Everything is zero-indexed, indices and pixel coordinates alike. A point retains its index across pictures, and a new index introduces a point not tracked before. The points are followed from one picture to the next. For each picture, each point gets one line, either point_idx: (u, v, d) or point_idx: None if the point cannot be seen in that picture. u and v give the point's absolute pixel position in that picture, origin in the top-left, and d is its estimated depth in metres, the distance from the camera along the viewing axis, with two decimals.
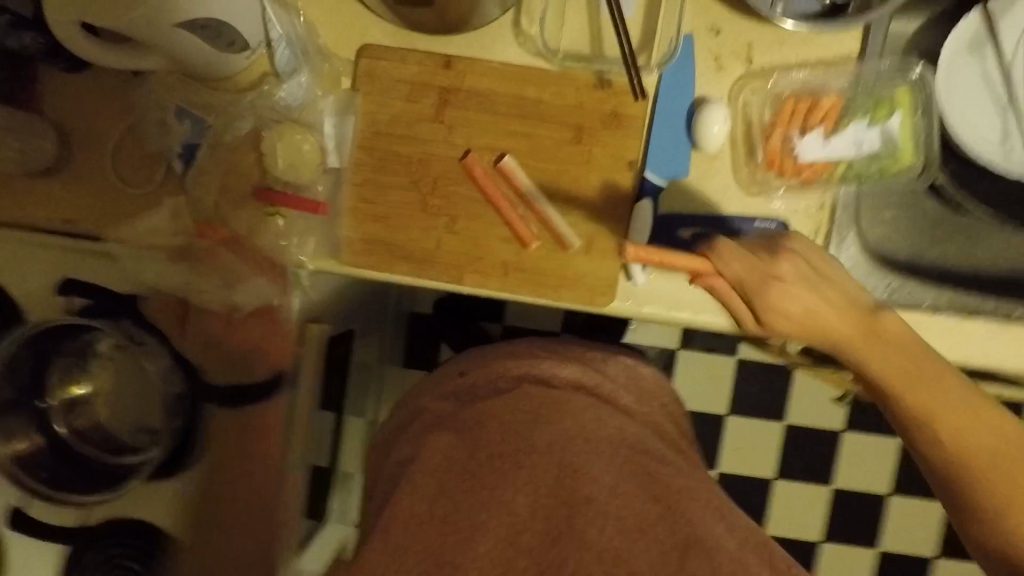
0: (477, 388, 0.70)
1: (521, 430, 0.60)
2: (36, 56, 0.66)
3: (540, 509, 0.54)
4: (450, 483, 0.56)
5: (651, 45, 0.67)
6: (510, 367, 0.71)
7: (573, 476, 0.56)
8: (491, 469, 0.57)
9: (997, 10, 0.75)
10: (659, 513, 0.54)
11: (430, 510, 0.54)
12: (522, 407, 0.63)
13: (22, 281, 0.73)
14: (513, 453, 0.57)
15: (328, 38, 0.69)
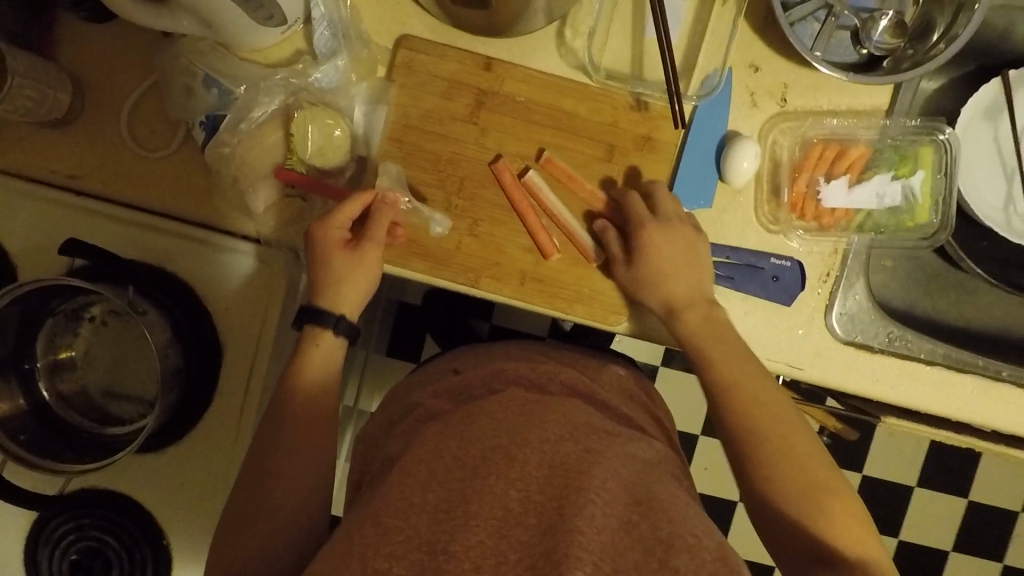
0: (473, 386, 0.70)
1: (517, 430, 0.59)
2: (60, 2, 0.62)
3: (531, 501, 0.53)
4: (436, 473, 0.55)
5: (692, 73, 0.68)
6: (506, 367, 0.73)
7: (565, 473, 0.55)
8: (484, 460, 0.55)
9: (1018, 80, 0.78)
10: (641, 512, 0.54)
11: (413, 498, 0.52)
12: (514, 407, 0.63)
13: (15, 236, 0.68)
14: (502, 443, 0.57)
15: (369, 23, 0.67)
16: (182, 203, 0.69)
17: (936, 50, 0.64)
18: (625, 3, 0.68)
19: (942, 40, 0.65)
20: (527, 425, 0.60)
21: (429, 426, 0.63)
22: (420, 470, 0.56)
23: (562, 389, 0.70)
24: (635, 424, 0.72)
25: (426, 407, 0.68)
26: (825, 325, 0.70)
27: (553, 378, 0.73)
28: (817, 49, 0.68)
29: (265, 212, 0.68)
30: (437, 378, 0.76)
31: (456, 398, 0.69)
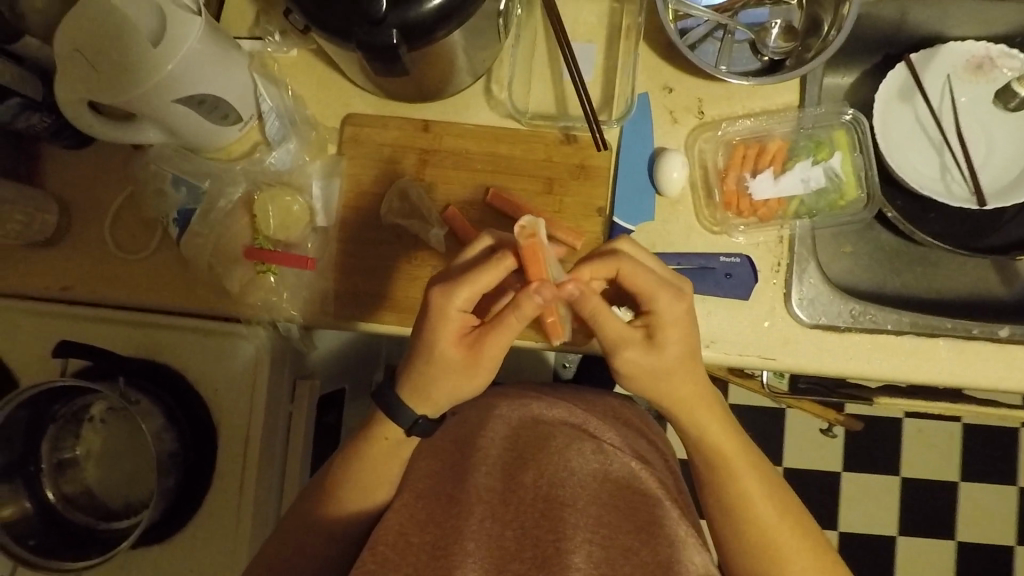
0: (464, 432, 0.74)
1: (510, 473, 0.65)
2: (41, 135, 0.70)
3: (526, 536, 0.59)
4: (429, 512, 0.63)
5: (611, 104, 0.74)
6: (497, 403, 0.77)
7: (559, 506, 0.61)
8: (474, 499, 0.62)
9: (920, 62, 0.83)
10: (639, 541, 0.60)
11: (408, 536, 0.59)
12: (508, 447, 0.69)
13: (15, 349, 0.74)
14: (497, 485, 0.64)
15: (314, 109, 0.75)
16: (167, 296, 0.74)
17: (830, 37, 0.70)
18: (540, 55, 0.76)
19: (834, 25, 0.70)
20: (519, 465, 0.66)
21: (423, 478, 0.69)
22: (415, 513, 0.63)
23: (557, 420, 0.74)
24: (627, 444, 0.74)
25: (427, 454, 0.73)
26: (788, 313, 0.72)
27: (547, 412, 0.75)
28: (722, 64, 0.75)
29: (241, 292, 0.73)
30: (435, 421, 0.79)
31: (457, 442, 0.72)
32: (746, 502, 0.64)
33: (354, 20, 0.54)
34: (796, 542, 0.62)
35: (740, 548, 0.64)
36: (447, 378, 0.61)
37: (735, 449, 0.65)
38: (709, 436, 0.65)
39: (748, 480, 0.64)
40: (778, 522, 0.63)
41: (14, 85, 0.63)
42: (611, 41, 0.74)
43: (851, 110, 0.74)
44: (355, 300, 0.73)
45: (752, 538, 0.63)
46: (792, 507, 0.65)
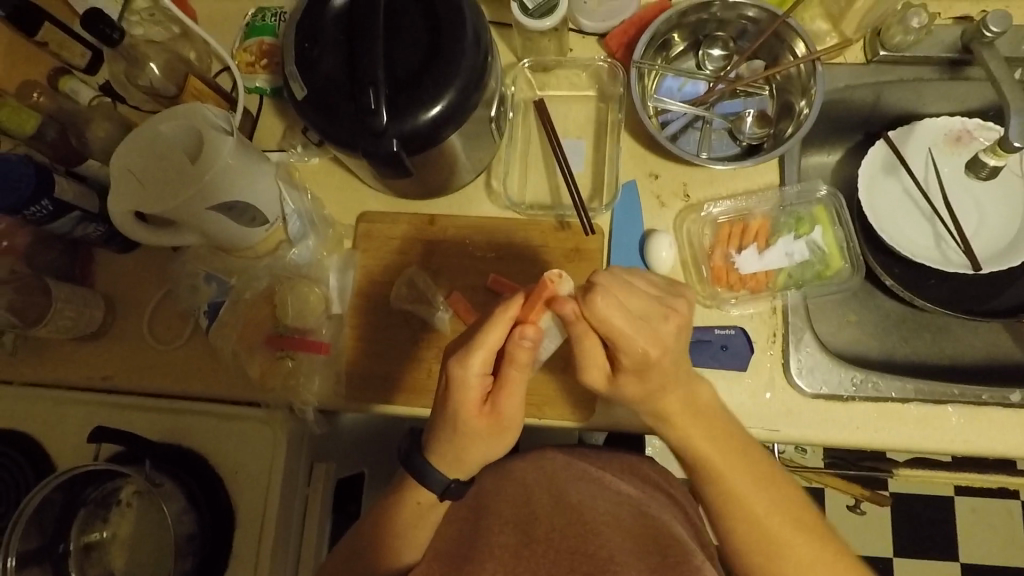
0: (482, 492, 0.73)
1: (522, 528, 0.63)
2: (95, 241, 0.80)
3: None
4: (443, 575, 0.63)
5: (601, 191, 0.80)
6: (512, 470, 0.74)
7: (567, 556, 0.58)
8: (486, 556, 0.61)
9: (899, 137, 0.87)
10: None
11: None
12: (519, 502, 0.68)
13: (56, 436, 0.79)
14: (507, 539, 0.62)
15: (333, 209, 0.83)
16: (193, 384, 0.80)
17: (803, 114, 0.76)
18: (534, 151, 0.83)
19: (805, 105, 0.76)
20: (530, 520, 0.64)
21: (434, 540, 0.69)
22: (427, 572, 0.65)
23: (574, 475, 0.72)
24: (640, 491, 0.72)
25: (446, 519, 0.72)
26: (788, 383, 0.73)
27: (565, 468, 0.73)
28: (703, 151, 0.81)
29: (261, 376, 0.78)
30: None
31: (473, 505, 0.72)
32: (744, 507, 0.60)
33: (360, 134, 0.62)
34: (813, 548, 0.58)
35: (748, 554, 0.60)
36: (475, 446, 0.60)
37: (727, 449, 0.61)
38: (687, 433, 0.61)
39: (744, 484, 0.60)
40: (786, 522, 0.59)
41: (74, 201, 0.73)
42: (598, 136, 0.82)
43: (824, 188, 0.78)
44: (367, 380, 0.77)
45: (757, 541, 0.59)
46: (802, 507, 0.60)
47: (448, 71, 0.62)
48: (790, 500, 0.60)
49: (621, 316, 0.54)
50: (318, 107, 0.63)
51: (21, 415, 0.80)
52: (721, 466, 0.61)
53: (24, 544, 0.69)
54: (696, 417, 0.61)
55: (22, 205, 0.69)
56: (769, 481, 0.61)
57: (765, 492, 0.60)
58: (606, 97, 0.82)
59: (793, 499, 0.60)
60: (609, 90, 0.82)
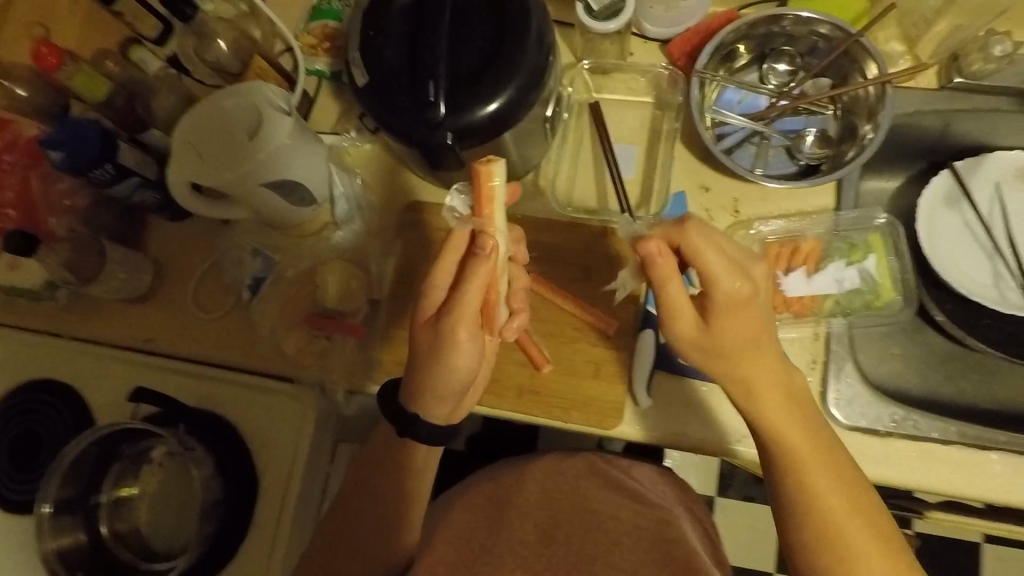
0: (501, 483, 0.72)
1: (546, 530, 0.65)
2: (150, 208, 0.82)
3: None
4: (458, 555, 0.64)
5: (649, 199, 0.79)
6: (534, 466, 0.73)
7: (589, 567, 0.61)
8: (506, 553, 0.63)
9: (965, 169, 0.83)
10: None
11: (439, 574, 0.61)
12: (543, 501, 0.69)
13: (99, 392, 0.83)
14: (525, 540, 0.64)
15: (379, 195, 0.84)
16: (230, 352, 0.81)
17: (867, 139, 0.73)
18: (584, 153, 0.82)
19: (870, 130, 0.74)
20: (554, 524, 0.66)
21: (452, 527, 0.68)
22: (446, 555, 0.63)
23: (600, 482, 0.71)
24: (665, 498, 0.73)
25: (461, 506, 0.71)
26: (824, 413, 0.71)
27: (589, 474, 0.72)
28: (758, 167, 0.79)
29: (296, 353, 0.80)
30: (474, 483, 0.75)
31: (493, 495, 0.71)
32: (818, 506, 0.56)
33: (416, 126, 0.62)
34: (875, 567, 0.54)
35: (815, 556, 0.56)
36: (444, 360, 0.55)
37: (810, 446, 0.57)
38: (766, 413, 0.58)
39: (825, 482, 0.56)
40: (851, 526, 0.55)
41: (134, 167, 0.75)
42: (651, 144, 0.80)
43: (883, 216, 0.76)
44: (398, 368, 0.78)
45: (825, 537, 0.55)
46: (878, 512, 0.56)
47: (509, 69, 0.62)
48: (856, 506, 0.56)
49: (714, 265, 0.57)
50: (378, 96, 0.64)
51: (68, 368, 0.84)
52: (805, 459, 0.57)
53: (61, 492, 0.74)
54: (774, 395, 0.58)
55: (89, 165, 0.71)
56: (854, 493, 0.56)
57: (838, 493, 0.56)
58: (663, 105, 0.81)
59: (862, 500, 0.56)
60: (667, 98, 0.81)
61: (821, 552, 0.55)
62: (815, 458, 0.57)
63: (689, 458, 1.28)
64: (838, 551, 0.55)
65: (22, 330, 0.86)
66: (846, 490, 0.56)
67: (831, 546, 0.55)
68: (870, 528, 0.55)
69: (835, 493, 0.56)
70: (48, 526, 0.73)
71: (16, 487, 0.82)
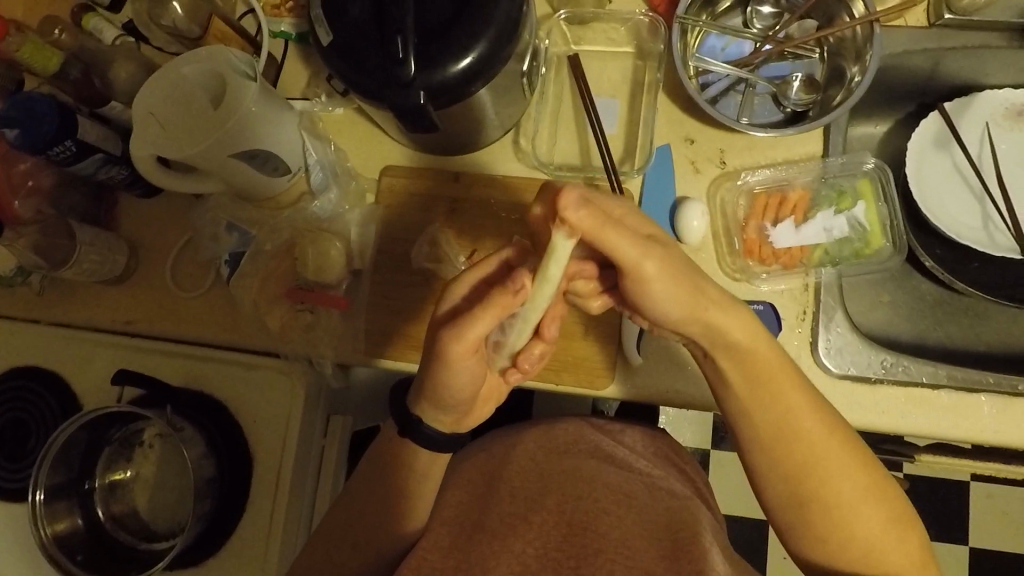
0: (489, 462, 0.71)
1: (534, 498, 0.62)
2: (118, 185, 0.79)
3: (551, 559, 0.57)
4: (452, 537, 0.61)
5: (634, 154, 0.77)
6: (523, 439, 0.72)
7: (582, 531, 0.58)
8: (498, 526, 0.60)
9: (954, 110, 0.82)
10: (662, 560, 0.56)
11: (431, 560, 0.58)
12: (531, 474, 0.66)
13: (82, 377, 0.81)
14: (517, 510, 0.61)
15: (356, 161, 0.82)
16: (213, 330, 0.80)
17: (854, 84, 0.71)
18: (565, 109, 0.80)
19: (857, 72, 0.72)
20: (542, 492, 0.63)
21: (449, 509, 0.66)
22: (439, 539, 0.61)
23: (587, 452, 0.70)
24: (659, 470, 0.71)
25: (454, 489, 0.69)
26: (814, 363, 0.71)
27: (574, 444, 0.71)
28: (744, 116, 0.77)
29: (281, 328, 0.78)
30: (463, 463, 0.74)
31: (483, 474, 0.69)
32: (791, 424, 0.58)
33: (387, 85, 0.59)
34: (853, 481, 0.57)
35: (775, 468, 0.59)
36: (447, 377, 0.54)
37: (779, 371, 0.57)
38: (733, 336, 0.56)
39: (796, 398, 0.57)
40: (831, 449, 0.57)
41: (97, 143, 0.72)
42: (633, 96, 0.78)
43: (873, 161, 0.74)
44: (385, 338, 0.77)
45: (801, 464, 0.57)
46: (846, 433, 0.59)
47: (480, 21, 0.59)
48: (832, 429, 0.58)
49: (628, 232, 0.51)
50: (345, 57, 0.61)
51: (49, 354, 0.82)
52: (779, 379, 0.57)
53: (52, 478, 0.73)
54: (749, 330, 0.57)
55: (46, 144, 0.68)
56: (826, 415, 0.58)
57: (814, 416, 0.58)
58: (644, 54, 0.78)
59: (839, 430, 0.58)
60: (649, 47, 0.78)
61: (801, 481, 0.58)
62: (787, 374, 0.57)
63: (681, 414, 1.29)
64: (816, 479, 0.57)
65: None
66: (823, 419, 0.58)
67: (812, 470, 0.57)
68: (840, 445, 0.58)
69: (814, 418, 0.58)
70: (42, 513, 0.72)
71: (8, 475, 0.81)
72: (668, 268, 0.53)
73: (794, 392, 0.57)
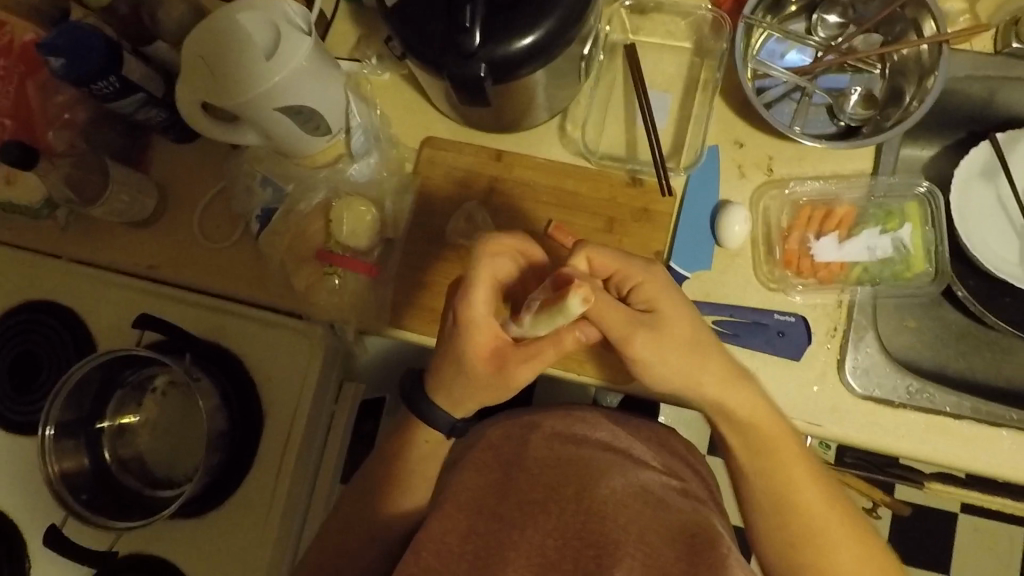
0: (505, 444, 0.69)
1: (553, 484, 0.61)
2: (155, 127, 0.78)
3: (567, 547, 0.55)
4: (470, 523, 0.60)
5: (681, 152, 0.76)
6: (541, 422, 0.73)
7: (600, 520, 0.57)
8: (516, 512, 0.59)
9: (1007, 142, 0.80)
10: (680, 565, 0.55)
11: (449, 544, 0.58)
12: (549, 460, 0.65)
13: (100, 316, 0.80)
14: (536, 496, 0.60)
15: (398, 129, 0.80)
16: (237, 286, 0.80)
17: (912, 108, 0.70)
18: (616, 99, 0.78)
19: (915, 96, 0.71)
20: (562, 479, 0.61)
21: (466, 489, 0.64)
22: (457, 527, 0.59)
23: (602, 444, 0.69)
24: (671, 470, 0.70)
25: (469, 467, 0.67)
26: (840, 380, 0.70)
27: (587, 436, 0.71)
28: (796, 124, 0.76)
29: (306, 290, 0.78)
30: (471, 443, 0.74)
31: (499, 456, 0.68)
32: (793, 497, 0.59)
33: (447, 53, 0.57)
34: (851, 553, 0.57)
35: (774, 534, 0.58)
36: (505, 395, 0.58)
37: (785, 447, 0.60)
38: (735, 409, 0.60)
39: (801, 473, 0.59)
40: (830, 518, 0.58)
41: (140, 81, 0.71)
42: (686, 93, 0.77)
43: (925, 184, 0.74)
44: (408, 309, 0.76)
45: (799, 531, 0.58)
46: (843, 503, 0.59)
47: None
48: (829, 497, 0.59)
49: (622, 308, 0.56)
50: (406, 19, 0.59)
51: (68, 290, 0.81)
52: (780, 447, 0.59)
53: (63, 415, 0.72)
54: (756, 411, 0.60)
55: (90, 77, 0.66)
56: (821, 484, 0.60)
57: (811, 486, 0.59)
58: (703, 52, 0.77)
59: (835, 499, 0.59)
60: (708, 44, 0.77)
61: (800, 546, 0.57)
62: (788, 448, 0.60)
63: (683, 416, 1.29)
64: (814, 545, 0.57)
65: (20, 248, 0.83)
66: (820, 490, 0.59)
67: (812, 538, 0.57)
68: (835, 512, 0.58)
69: (812, 488, 0.59)
70: (51, 449, 0.72)
71: (16, 407, 0.81)
72: (656, 345, 0.56)
73: (798, 463, 0.59)
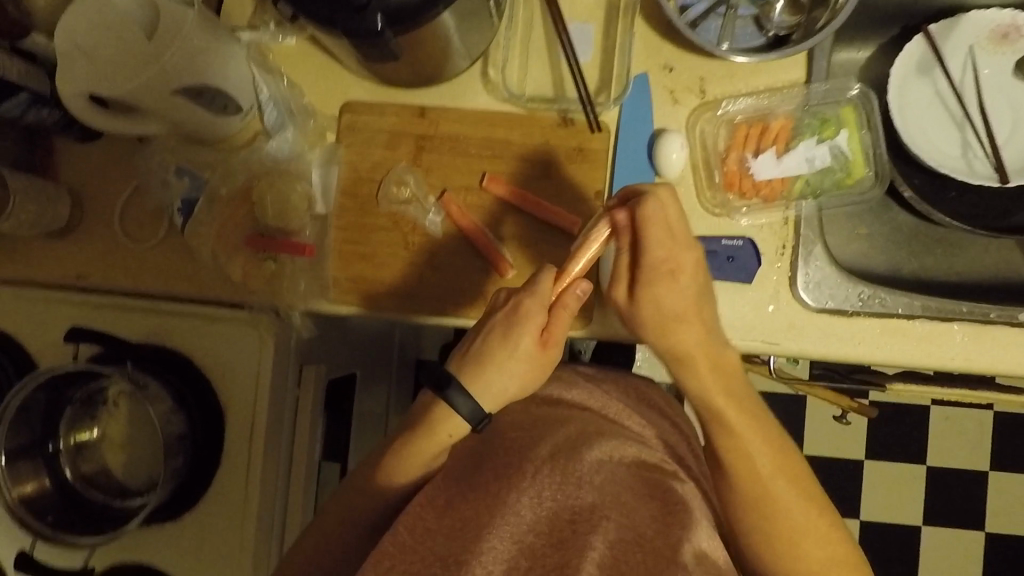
0: None
1: (526, 445, 0.58)
2: (52, 129, 0.72)
3: (541, 509, 0.52)
4: (445, 496, 0.55)
5: (610, 84, 0.72)
6: None
7: (572, 478, 0.54)
8: (490, 477, 0.55)
9: (940, 32, 0.78)
10: (655, 523, 0.53)
11: (426, 520, 0.53)
12: (524, 423, 0.63)
13: (35, 336, 0.77)
14: (512, 458, 0.57)
15: (313, 97, 0.76)
16: (173, 284, 0.76)
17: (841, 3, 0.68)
18: (536, 36, 0.74)
19: None
20: (534, 440, 0.59)
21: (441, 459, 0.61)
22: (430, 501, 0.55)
23: (576, 404, 0.69)
24: (640, 422, 0.70)
25: None
26: (792, 296, 0.70)
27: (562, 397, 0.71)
28: (724, 40, 0.73)
29: (245, 278, 0.75)
30: None
31: None
32: (746, 461, 0.61)
33: (337, 10, 0.54)
34: (795, 500, 0.60)
35: (734, 492, 0.61)
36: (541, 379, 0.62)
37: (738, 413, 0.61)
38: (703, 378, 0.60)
39: (752, 438, 0.61)
40: (777, 471, 0.61)
41: (22, 80, 0.65)
42: (609, 20, 0.73)
43: (858, 86, 0.72)
44: (352, 284, 0.74)
45: (753, 491, 0.60)
46: (787, 450, 0.62)
47: None
48: (781, 453, 0.61)
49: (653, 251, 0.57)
50: None
51: None
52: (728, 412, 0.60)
53: (11, 441, 0.70)
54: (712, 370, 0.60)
55: None
56: (771, 444, 0.61)
57: (760, 445, 0.61)
58: None
59: (782, 452, 0.61)
60: None
61: (751, 500, 0.60)
62: (735, 407, 0.61)
63: None
64: (767, 495, 0.60)
65: None
66: (769, 449, 0.61)
67: (760, 491, 0.60)
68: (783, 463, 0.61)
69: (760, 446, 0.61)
70: (6, 475, 0.70)
71: None
72: (667, 326, 0.58)
73: (743, 420, 0.61)
